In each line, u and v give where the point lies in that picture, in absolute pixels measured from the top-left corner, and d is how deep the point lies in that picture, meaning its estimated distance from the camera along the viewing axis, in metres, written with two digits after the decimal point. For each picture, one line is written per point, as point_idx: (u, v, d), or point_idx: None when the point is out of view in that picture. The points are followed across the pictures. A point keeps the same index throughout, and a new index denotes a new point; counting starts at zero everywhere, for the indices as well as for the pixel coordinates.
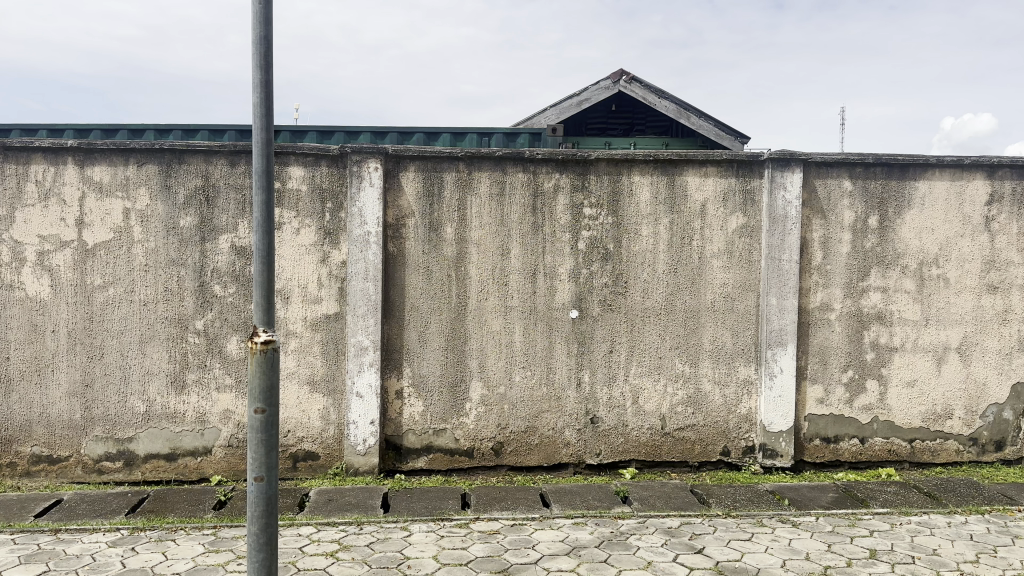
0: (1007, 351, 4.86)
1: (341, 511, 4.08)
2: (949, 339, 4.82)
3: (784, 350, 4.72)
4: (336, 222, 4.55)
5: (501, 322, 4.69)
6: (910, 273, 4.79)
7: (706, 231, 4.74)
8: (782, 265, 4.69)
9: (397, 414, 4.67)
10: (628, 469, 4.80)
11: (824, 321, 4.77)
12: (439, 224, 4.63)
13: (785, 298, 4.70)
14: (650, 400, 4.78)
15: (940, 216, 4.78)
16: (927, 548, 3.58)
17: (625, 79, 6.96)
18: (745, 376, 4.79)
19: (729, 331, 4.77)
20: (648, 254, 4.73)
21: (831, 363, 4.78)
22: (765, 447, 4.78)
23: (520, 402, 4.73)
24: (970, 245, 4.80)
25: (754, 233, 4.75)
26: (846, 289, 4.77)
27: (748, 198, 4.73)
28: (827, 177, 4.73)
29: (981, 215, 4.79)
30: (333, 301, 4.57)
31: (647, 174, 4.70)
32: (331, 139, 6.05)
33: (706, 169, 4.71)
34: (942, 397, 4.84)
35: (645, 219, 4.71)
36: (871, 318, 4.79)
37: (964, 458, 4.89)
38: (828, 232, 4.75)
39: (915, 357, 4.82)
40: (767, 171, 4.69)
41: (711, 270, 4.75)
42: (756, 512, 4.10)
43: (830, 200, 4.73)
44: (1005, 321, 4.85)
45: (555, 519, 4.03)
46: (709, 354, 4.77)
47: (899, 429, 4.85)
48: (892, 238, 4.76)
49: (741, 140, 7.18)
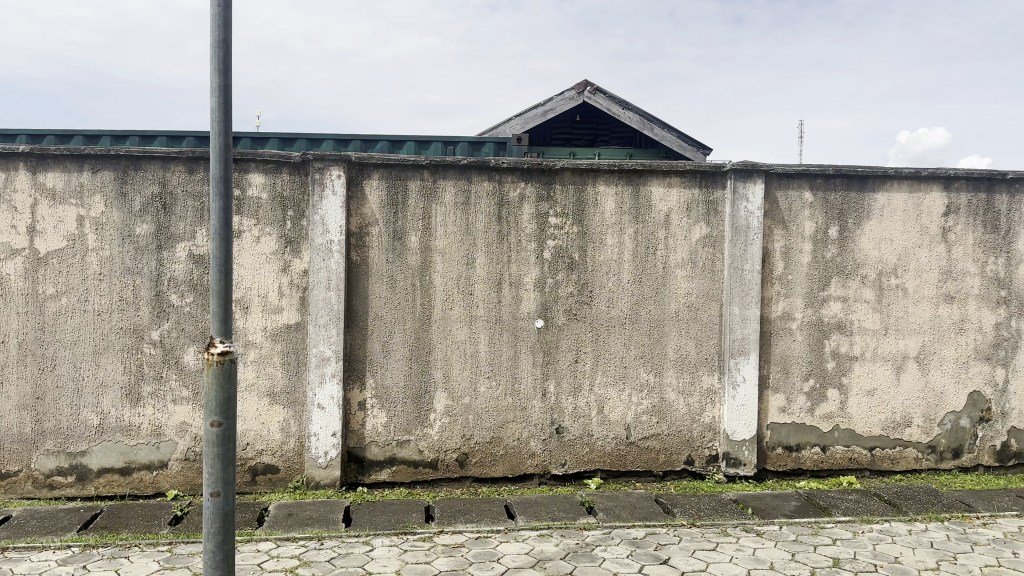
0: (964, 360, 4.94)
1: (301, 526, 3.99)
2: (908, 347, 4.90)
3: (747, 359, 4.75)
4: (297, 230, 4.47)
5: (467, 332, 4.64)
6: (869, 282, 4.87)
7: (670, 242, 4.76)
8: (745, 275, 4.73)
9: (360, 426, 4.59)
10: (593, 479, 4.78)
11: (786, 330, 4.82)
12: (404, 233, 4.58)
13: (748, 308, 4.74)
14: (615, 409, 4.77)
15: (898, 226, 4.87)
16: (889, 556, 3.61)
17: (590, 90, 6.95)
18: (708, 385, 4.82)
19: (693, 340, 4.79)
20: (613, 264, 4.73)
21: (792, 372, 4.83)
22: (728, 456, 4.80)
23: (485, 413, 4.68)
24: (927, 255, 4.89)
25: (717, 244, 4.78)
26: (807, 298, 4.83)
27: (712, 208, 4.77)
28: (788, 188, 4.79)
29: (937, 226, 4.89)
30: (294, 310, 4.49)
31: (612, 184, 4.71)
32: (292, 147, 5.96)
33: (670, 179, 4.73)
34: (901, 405, 4.92)
35: (611, 229, 4.72)
36: (832, 327, 4.85)
37: (922, 466, 4.96)
38: (789, 242, 4.80)
39: (875, 366, 4.89)
40: (730, 182, 4.73)
41: (675, 280, 4.77)
42: (721, 521, 4.10)
43: (791, 211, 4.79)
44: (962, 329, 4.94)
45: (521, 531, 3.99)
46: (673, 363, 4.79)
47: (860, 437, 4.91)
48: (852, 248, 4.84)
49: (703, 151, 7.26)
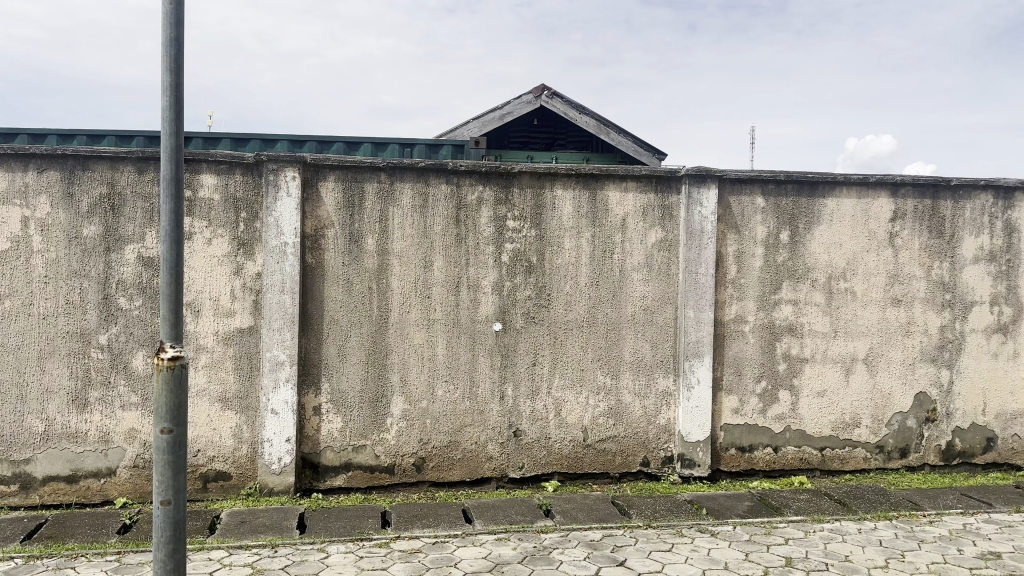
0: (910, 362, 5.07)
1: (254, 533, 3.92)
2: (856, 350, 5.02)
3: (701, 362, 4.81)
4: (251, 232, 4.39)
5: (424, 335, 4.61)
6: (818, 286, 4.97)
7: (627, 245, 4.79)
8: (699, 279, 4.79)
9: (314, 431, 4.53)
10: (550, 481, 4.79)
11: (738, 332, 4.89)
12: (360, 235, 4.53)
13: (702, 311, 4.80)
14: (573, 412, 4.79)
15: (847, 231, 4.98)
16: (839, 555, 3.69)
17: (546, 94, 6.99)
18: (664, 388, 4.86)
19: (649, 343, 4.83)
20: (570, 267, 4.75)
21: (745, 374, 4.91)
22: (683, 457, 4.85)
23: (443, 417, 4.65)
24: (874, 260, 5.01)
25: (672, 248, 4.84)
26: (759, 301, 4.91)
27: (667, 213, 4.82)
28: (740, 194, 4.87)
29: (884, 231, 5.01)
30: (247, 314, 4.41)
31: (569, 188, 4.73)
32: (244, 147, 5.87)
33: (627, 184, 4.77)
34: (850, 406, 5.03)
35: (568, 232, 4.74)
36: (783, 330, 4.94)
37: (870, 466, 5.08)
38: (742, 247, 4.88)
39: (824, 367, 5.00)
40: (684, 187, 4.79)
41: (632, 284, 4.81)
42: (676, 522, 4.14)
43: (743, 216, 4.87)
44: (908, 332, 5.06)
45: (478, 535, 3.97)
46: (630, 366, 4.82)
47: (810, 438, 5.01)
48: (802, 253, 4.94)
49: (659, 156, 7.34)
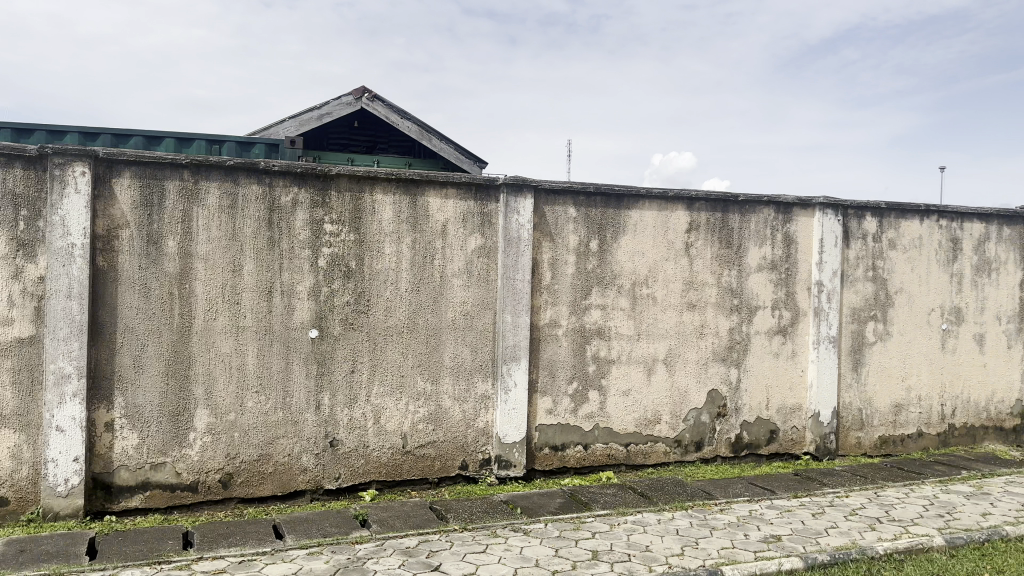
0: (704, 362, 5.50)
1: (32, 564, 3.52)
2: (658, 351, 5.37)
3: (517, 365, 4.94)
4: (31, 232, 3.98)
5: (233, 343, 4.38)
6: (624, 292, 5.27)
7: (446, 251, 4.82)
8: (516, 284, 4.92)
9: (107, 449, 4.17)
10: (368, 490, 4.71)
11: (552, 336, 5.08)
12: (161, 237, 4.23)
13: (519, 316, 4.93)
14: (391, 419, 4.74)
15: (650, 241, 5.32)
16: (640, 545, 3.91)
17: (367, 96, 6.91)
18: (482, 392, 4.94)
19: (468, 348, 4.89)
20: (389, 273, 4.70)
21: (558, 376, 5.10)
22: (500, 459, 4.95)
23: (253, 429, 4.44)
24: (674, 268, 5.39)
25: (491, 254, 4.93)
26: (571, 306, 5.13)
27: (486, 220, 4.91)
28: (554, 204, 5.06)
29: (682, 241, 5.40)
30: (27, 322, 3.98)
31: (388, 192, 4.68)
32: (28, 139, 5.31)
33: (446, 190, 4.81)
34: (652, 404, 5.37)
35: (387, 237, 4.69)
36: (593, 333, 5.18)
37: (670, 459, 5.45)
38: (556, 254, 5.07)
39: (630, 368, 5.30)
40: (502, 195, 4.90)
41: (451, 290, 4.84)
42: (491, 523, 4.22)
43: (557, 225, 5.07)
44: (702, 333, 5.49)
45: (289, 550, 3.82)
46: (448, 371, 4.85)
47: (617, 435, 5.29)
48: (610, 260, 5.21)
49: (479, 165, 7.47)
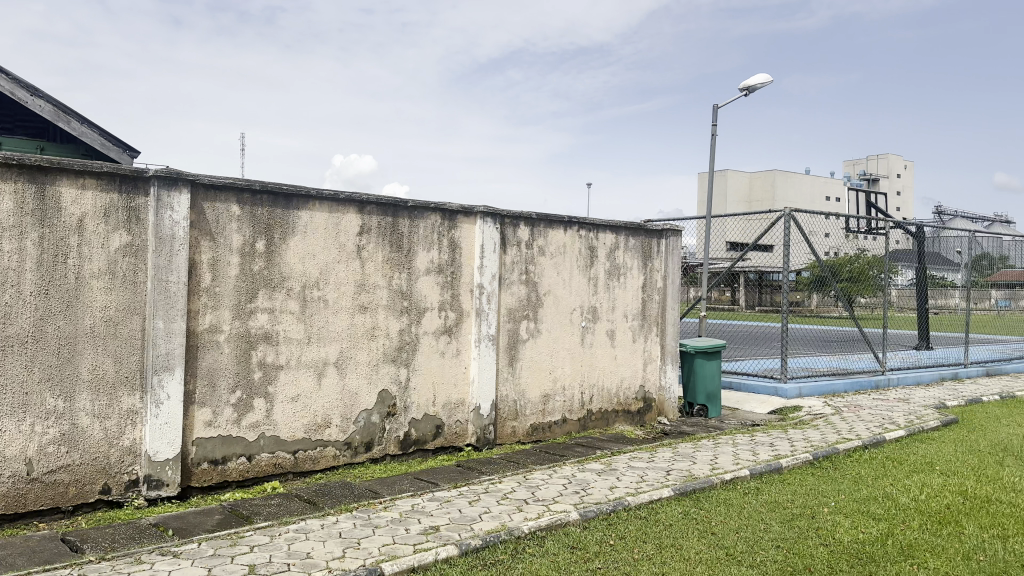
0: (374, 363, 5.56)
1: None
2: (328, 354, 5.32)
3: (172, 375, 4.55)
4: None
5: None
6: (293, 295, 5.13)
7: (82, 249, 4.27)
8: (170, 287, 4.53)
9: None
10: None
11: (212, 342, 4.77)
12: None
13: (173, 321, 4.55)
14: (10, 444, 4.06)
15: (318, 243, 5.23)
16: (301, 553, 3.83)
17: None
18: (129, 406, 4.46)
19: (111, 358, 4.38)
20: (7, 273, 4.03)
21: (219, 385, 4.80)
22: (150, 479, 4.52)
23: None
24: (344, 270, 5.37)
25: (140, 253, 4.48)
26: (234, 310, 4.86)
27: (133, 216, 4.44)
28: (215, 201, 4.75)
29: (352, 244, 5.40)
30: None
31: (5, 180, 4.01)
32: None
33: (83, 181, 4.26)
34: (322, 408, 5.31)
35: (3, 232, 4.01)
36: (258, 338, 4.97)
37: (339, 462, 5.43)
38: (217, 255, 4.77)
39: (298, 373, 5.17)
40: (154, 189, 4.48)
41: (90, 294, 4.30)
42: (136, 550, 3.82)
43: (218, 223, 4.77)
44: (372, 335, 5.55)
45: None
46: (87, 384, 4.30)
47: (284, 442, 5.13)
48: (278, 262, 5.05)
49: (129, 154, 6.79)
